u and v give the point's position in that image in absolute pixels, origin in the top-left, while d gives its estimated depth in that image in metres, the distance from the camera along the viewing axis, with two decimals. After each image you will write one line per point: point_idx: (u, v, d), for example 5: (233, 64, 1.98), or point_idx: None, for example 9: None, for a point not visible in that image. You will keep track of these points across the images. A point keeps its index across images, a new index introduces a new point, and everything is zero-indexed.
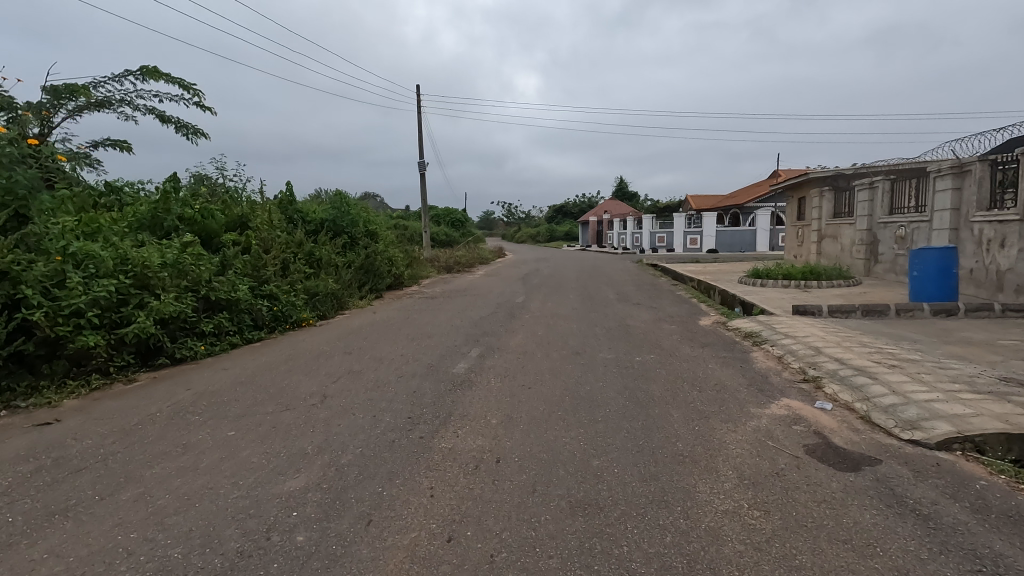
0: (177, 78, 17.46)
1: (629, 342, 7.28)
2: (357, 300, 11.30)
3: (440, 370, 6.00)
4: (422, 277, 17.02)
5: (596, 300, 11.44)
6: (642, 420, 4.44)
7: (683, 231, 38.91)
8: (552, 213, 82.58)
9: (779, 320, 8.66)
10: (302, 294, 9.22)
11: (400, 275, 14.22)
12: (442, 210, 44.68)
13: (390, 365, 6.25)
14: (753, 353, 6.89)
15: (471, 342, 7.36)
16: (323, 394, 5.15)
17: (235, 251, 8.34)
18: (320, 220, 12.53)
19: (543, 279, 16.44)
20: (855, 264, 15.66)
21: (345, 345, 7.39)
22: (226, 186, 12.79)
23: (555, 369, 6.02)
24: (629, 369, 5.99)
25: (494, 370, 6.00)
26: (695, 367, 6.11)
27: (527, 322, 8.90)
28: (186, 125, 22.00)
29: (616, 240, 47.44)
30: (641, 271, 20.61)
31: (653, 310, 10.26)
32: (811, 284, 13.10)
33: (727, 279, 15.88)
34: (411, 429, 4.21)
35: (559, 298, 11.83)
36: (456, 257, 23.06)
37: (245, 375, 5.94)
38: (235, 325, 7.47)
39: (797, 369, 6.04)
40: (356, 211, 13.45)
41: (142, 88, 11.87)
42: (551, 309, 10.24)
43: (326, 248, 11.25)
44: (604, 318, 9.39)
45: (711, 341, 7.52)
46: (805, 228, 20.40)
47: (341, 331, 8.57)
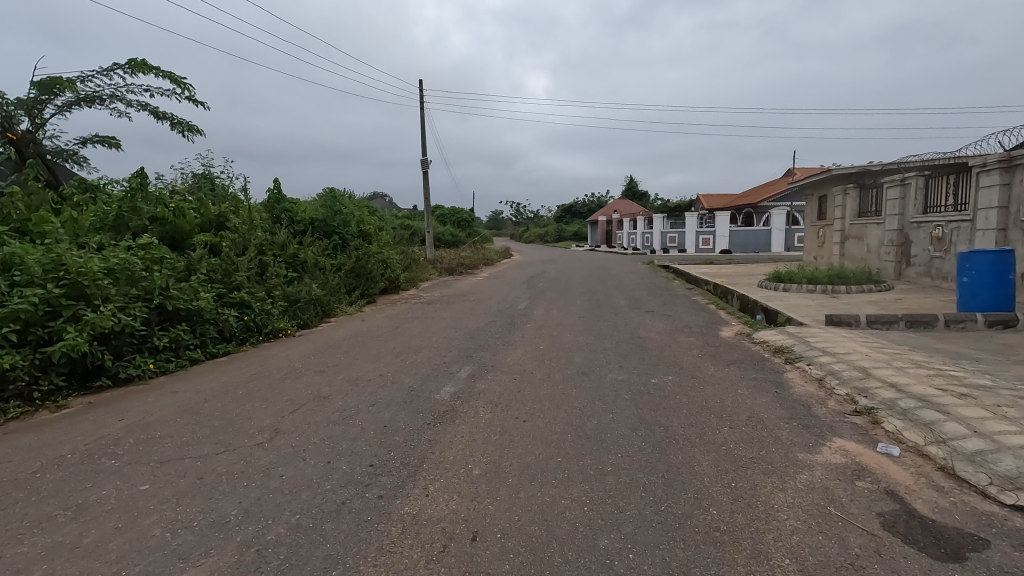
0: (166, 70, 16.74)
1: (642, 360, 6.36)
2: (346, 306, 10.45)
3: (421, 396, 5.11)
4: (421, 280, 16.17)
5: (605, 307, 10.52)
6: (662, 472, 3.51)
7: (696, 231, 37.79)
8: (560, 213, 81.58)
9: (812, 332, 7.69)
10: (280, 302, 8.38)
11: (396, 278, 13.36)
12: (447, 210, 43.89)
13: (363, 389, 5.36)
14: (788, 374, 5.94)
15: (462, 359, 6.45)
16: (275, 429, 4.27)
17: (202, 255, 7.52)
18: (309, 220, 11.73)
19: (548, 282, 15.51)
20: (884, 267, 14.57)
21: (319, 362, 6.50)
22: (210, 183, 12.05)
23: (556, 395, 5.11)
24: (644, 396, 5.07)
25: (484, 397, 5.09)
26: (722, 393, 5.17)
27: (528, 334, 7.98)
28: (181, 122, 21.42)
29: (626, 240, 46.36)
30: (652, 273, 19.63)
31: (668, 319, 9.30)
32: (839, 289, 12.08)
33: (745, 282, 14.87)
34: (369, 486, 3.32)
35: (565, 305, 10.87)
36: (459, 259, 22.16)
37: (192, 403, 5.06)
38: (197, 338, 6.62)
39: (845, 397, 5.08)
40: (348, 210, 12.61)
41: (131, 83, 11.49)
42: (556, 318, 9.29)
43: (313, 250, 10.42)
44: (614, 328, 8.45)
45: (738, 359, 6.56)
46: (827, 228, 19.28)
47: (319, 343, 7.70)
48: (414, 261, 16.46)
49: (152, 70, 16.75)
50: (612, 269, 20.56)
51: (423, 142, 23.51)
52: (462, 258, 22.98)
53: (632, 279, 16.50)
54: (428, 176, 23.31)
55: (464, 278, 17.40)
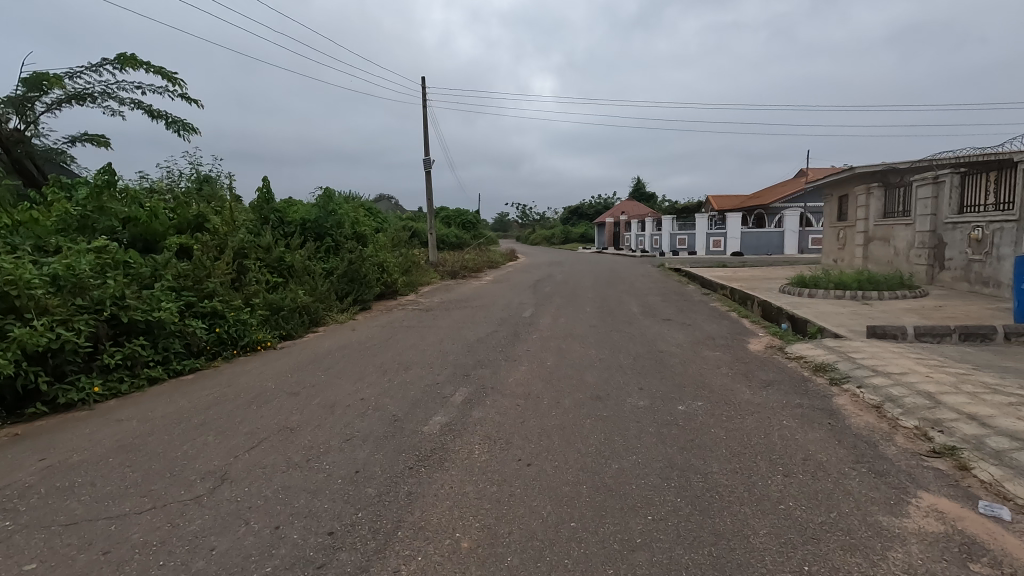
0: (156, 66, 16.06)
1: (665, 381, 5.54)
2: (338, 314, 9.68)
3: (407, 428, 4.30)
4: (421, 285, 15.40)
5: (617, 315, 9.69)
6: (708, 547, 2.68)
7: (707, 233, 36.75)
8: (566, 215, 80.73)
9: (854, 346, 6.84)
10: (260, 311, 7.61)
11: (394, 283, 12.59)
12: (452, 212, 43.16)
13: (340, 417, 4.55)
14: (837, 399, 5.10)
15: (458, 380, 5.63)
16: (222, 476, 3.47)
17: (170, 259, 6.75)
18: (299, 221, 11.03)
19: (556, 287, 14.68)
20: (916, 271, 13.62)
21: (295, 381, 5.70)
22: (196, 182, 11.33)
23: (566, 429, 4.27)
24: (671, 430, 4.24)
25: (481, 431, 4.25)
26: (765, 426, 4.32)
27: (533, 348, 7.15)
28: (175, 120, 20.80)
29: (635, 242, 45.38)
30: (664, 276, 18.77)
31: (688, 329, 8.43)
32: (869, 295, 11.20)
33: (765, 287, 13.99)
34: (323, 569, 2.51)
35: (574, 312, 10.02)
36: (462, 262, 21.31)
37: (137, 434, 4.27)
38: (158, 353, 5.85)
39: (916, 431, 4.21)
40: (342, 211, 11.87)
41: (120, 79, 10.36)
42: (564, 329, 8.45)
43: (301, 254, 9.66)
44: (630, 340, 7.61)
45: (775, 379, 5.72)
46: (848, 229, 18.33)
47: (303, 357, 6.93)
48: (414, 264, 15.66)
49: (142, 66, 16.08)
50: (622, 273, 19.66)
51: (426, 140, 22.74)
52: (466, 260, 22.16)
53: (643, 283, 15.66)
54: (431, 177, 22.51)
55: (467, 282, 16.57)
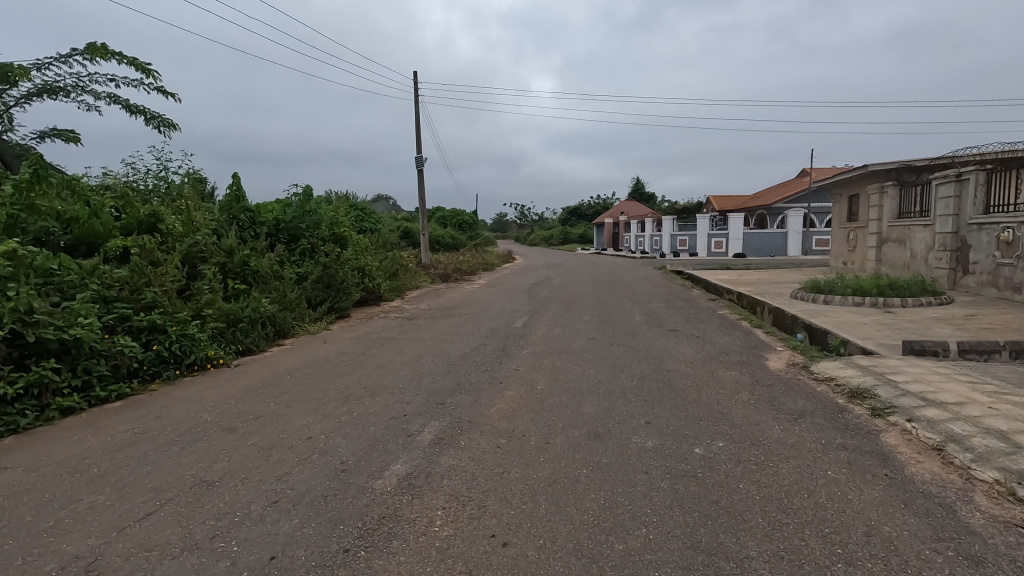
0: (129, 56, 15.14)
1: (676, 413, 4.65)
2: (309, 324, 8.78)
3: (355, 484, 3.40)
4: (409, 289, 14.48)
5: (618, 326, 8.79)
6: None
7: (708, 234, 35.78)
8: (565, 216, 79.80)
9: (891, 365, 5.95)
10: (213, 323, 6.70)
11: (377, 288, 11.69)
12: (448, 212, 42.25)
13: (274, 466, 3.64)
14: (886, 437, 4.21)
15: (430, 411, 4.73)
16: (88, 567, 2.57)
17: (103, 266, 5.83)
18: (273, 220, 10.29)
19: (552, 292, 13.78)
20: (936, 275, 12.76)
21: (237, 412, 4.80)
22: (161, 179, 10.43)
23: (556, 485, 3.38)
24: (690, 486, 3.35)
25: (448, 488, 3.35)
26: (807, 481, 3.43)
27: (523, 366, 6.25)
28: (156, 116, 19.86)
29: (634, 243, 44.48)
30: (666, 280, 17.87)
31: (698, 343, 7.54)
32: (891, 302, 10.32)
33: (776, 292, 13.09)
34: None
35: (570, 322, 9.12)
36: (455, 264, 20.38)
37: (10, 492, 3.37)
38: (76, 378, 4.96)
39: (998, 487, 3.33)
40: (320, 210, 10.97)
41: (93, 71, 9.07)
42: (559, 342, 7.56)
43: (269, 258, 8.76)
44: (635, 356, 6.71)
45: (806, 409, 4.83)
46: (860, 230, 17.45)
47: (257, 378, 6.01)
48: (402, 267, 14.75)
49: (114, 56, 15.15)
50: (622, 276, 18.80)
51: (417, 137, 21.82)
52: (459, 263, 21.20)
53: (645, 288, 14.76)
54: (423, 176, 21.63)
55: (458, 287, 15.67)
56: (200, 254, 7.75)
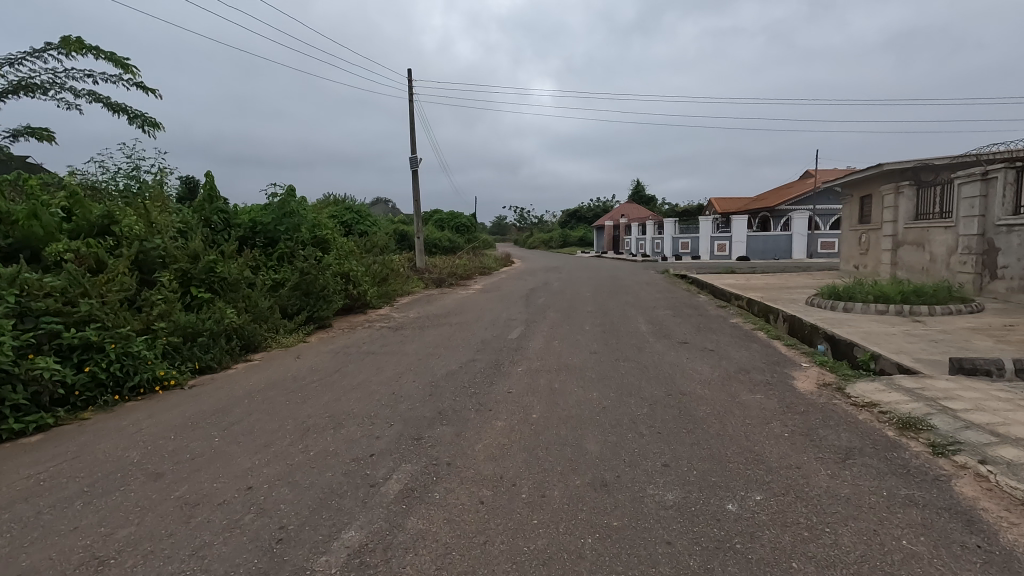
0: (106, 51, 14.39)
1: (698, 453, 3.86)
2: (284, 336, 8.01)
3: (291, 563, 2.60)
4: (399, 295, 13.70)
5: (623, 338, 8.01)
6: None
7: (711, 237, 34.99)
8: (565, 218, 79.10)
9: (940, 387, 5.16)
10: (166, 337, 5.91)
11: (363, 296, 10.91)
12: (446, 215, 41.49)
13: (192, 533, 2.85)
14: (959, 486, 3.42)
15: (403, 449, 3.94)
16: None
17: (33, 274, 5.04)
18: (248, 222, 9.57)
19: (551, 298, 13.00)
20: (960, 280, 11.99)
21: (172, 451, 4.01)
22: (128, 180, 9.63)
23: (552, 565, 2.58)
24: (728, 568, 2.55)
25: (410, 569, 2.55)
26: (880, 558, 2.64)
27: (517, 388, 5.46)
28: (139, 115, 19.08)
29: (635, 245, 43.65)
30: (670, 285, 17.14)
31: (713, 359, 6.75)
32: (917, 310, 9.53)
33: (788, 298, 12.31)
34: None
35: (570, 333, 8.32)
36: (450, 269, 19.57)
37: None
38: None
39: None
40: (301, 212, 10.19)
41: None
42: (559, 358, 6.78)
43: (238, 263, 7.98)
44: (643, 375, 5.92)
45: (853, 446, 4.04)
46: (873, 233, 16.67)
47: (209, 402, 5.22)
48: (393, 272, 13.96)
49: (90, 51, 14.39)
50: (624, 281, 18.06)
51: (411, 137, 21.05)
52: (455, 267, 20.39)
53: (650, 294, 14.00)
54: (418, 177, 20.86)
55: (452, 293, 14.87)
56: (160, 260, 6.97)
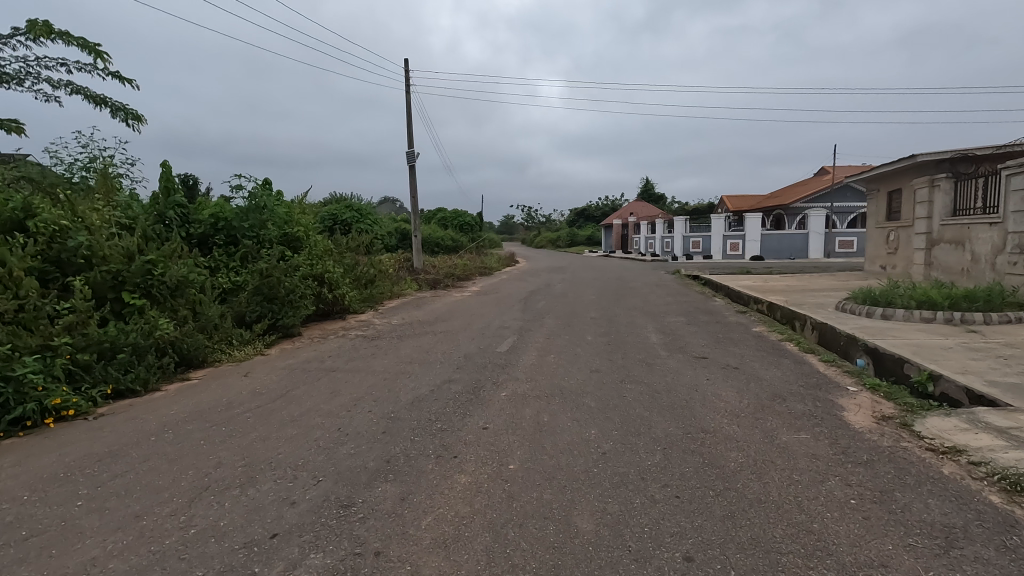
0: (75, 36, 13.36)
1: (736, 537, 2.72)
2: (236, 348, 6.95)
3: None
4: (387, 299, 12.63)
5: (631, 352, 6.86)
6: None
7: (724, 235, 33.60)
8: (573, 217, 77.88)
9: None
10: (70, 355, 4.87)
11: (342, 301, 9.82)
12: (449, 213, 40.47)
13: None
14: None
15: (319, 527, 2.82)
16: None
17: None
18: (210, 217, 8.58)
19: (552, 302, 11.88)
20: (1009, 282, 10.72)
21: (8, 524, 2.93)
22: (79, 172, 8.68)
23: None
24: None
25: None
26: None
27: (495, 423, 4.34)
28: (123, 107, 18.19)
29: (644, 245, 42.36)
30: (682, 286, 15.95)
31: (737, 381, 5.59)
32: (969, 317, 8.31)
33: (815, 303, 11.10)
34: None
35: (569, 346, 7.19)
36: (447, 269, 18.43)
37: None
38: None
39: None
40: (272, 208, 9.15)
41: None
42: (552, 378, 5.66)
43: (184, 264, 6.92)
44: (653, 405, 4.77)
45: (952, 523, 2.88)
46: (904, 230, 15.38)
47: (105, 439, 4.15)
48: (380, 273, 12.88)
49: (59, 36, 13.39)
50: (632, 282, 16.95)
51: (409, 131, 20.01)
52: (453, 267, 19.26)
53: (660, 297, 12.83)
54: (415, 173, 19.74)
55: (446, 295, 13.78)
56: (83, 261, 5.93)
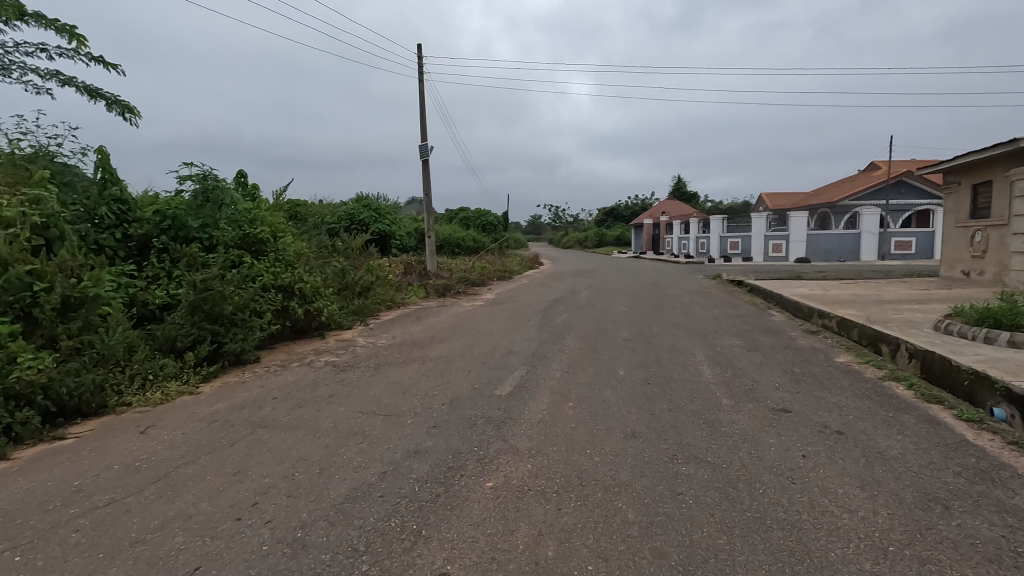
0: (49, 18, 11.99)
1: None
2: (153, 386, 5.32)
3: None
4: (385, 311, 10.94)
5: (682, 400, 4.94)
6: None
7: (766, 235, 30.97)
8: (601, 218, 75.55)
9: None
10: None
11: (317, 316, 8.12)
12: (472, 213, 38.78)
13: None
14: None
15: None
16: None
17: None
18: (155, 216, 7.05)
19: (576, 316, 9.99)
20: None
21: None
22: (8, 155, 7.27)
23: None
24: None
25: None
26: None
27: (461, 564, 2.52)
28: (120, 101, 16.98)
29: (678, 246, 39.88)
30: (728, 295, 13.83)
31: (852, 461, 3.64)
32: None
33: (903, 320, 8.92)
34: None
35: (595, 388, 5.31)
36: (462, 273, 16.65)
37: None
38: None
39: None
40: (228, 208, 7.57)
41: None
42: (568, 451, 3.80)
43: (90, 274, 5.32)
44: (731, 521, 2.87)
45: None
46: (997, 230, 12.97)
47: None
48: (378, 280, 11.18)
49: (31, 17, 12.05)
50: (668, 289, 14.88)
51: (423, 123, 18.38)
52: (468, 271, 17.45)
53: (706, 310, 10.80)
54: (428, 168, 18.04)
55: (455, 305, 12.01)
56: None
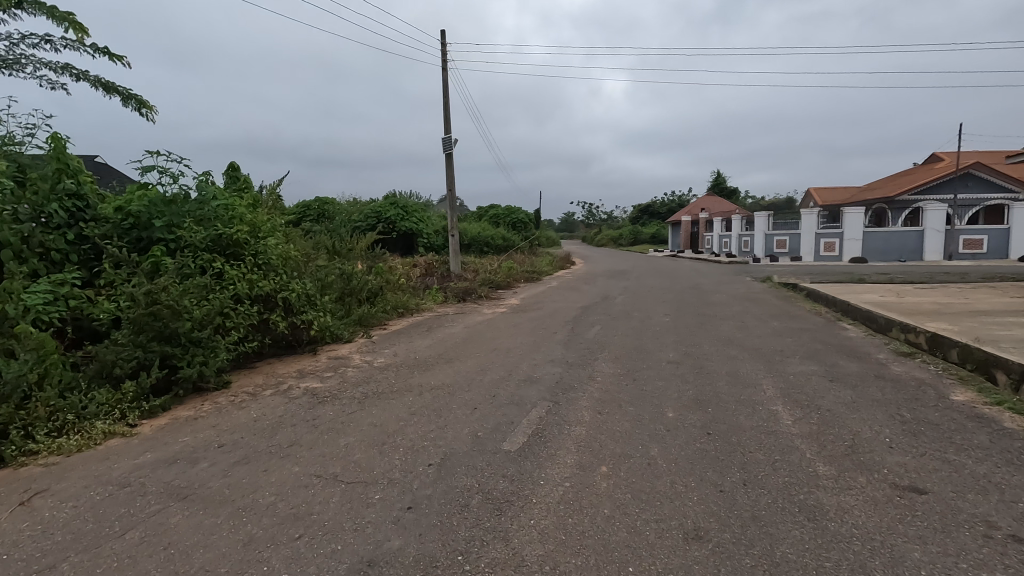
0: (46, 4, 11.27)
1: None
2: (74, 427, 4.24)
3: None
4: (394, 319, 9.77)
5: (761, 467, 3.53)
6: None
7: (817, 233, 28.67)
8: (636, 215, 73.21)
9: None
10: None
11: (306, 330, 7.00)
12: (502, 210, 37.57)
13: None
14: None
15: None
16: None
17: None
18: (115, 214, 6.02)
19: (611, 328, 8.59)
20: None
21: None
22: None
23: None
24: None
25: None
26: None
27: None
28: (134, 96, 16.38)
29: (718, 244, 37.71)
30: (784, 302, 12.15)
31: None
32: None
33: (1018, 338, 7.20)
34: None
35: (637, 441, 3.94)
36: (485, 276, 15.40)
37: None
38: None
39: None
40: (203, 206, 6.49)
41: None
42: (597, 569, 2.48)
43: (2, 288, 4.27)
44: None
45: None
46: None
47: None
48: (387, 284, 10.01)
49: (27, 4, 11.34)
50: (714, 295, 13.27)
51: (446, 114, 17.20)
52: (493, 273, 16.16)
53: (763, 321, 9.22)
54: (451, 163, 16.84)
55: (473, 312, 10.76)
56: None
